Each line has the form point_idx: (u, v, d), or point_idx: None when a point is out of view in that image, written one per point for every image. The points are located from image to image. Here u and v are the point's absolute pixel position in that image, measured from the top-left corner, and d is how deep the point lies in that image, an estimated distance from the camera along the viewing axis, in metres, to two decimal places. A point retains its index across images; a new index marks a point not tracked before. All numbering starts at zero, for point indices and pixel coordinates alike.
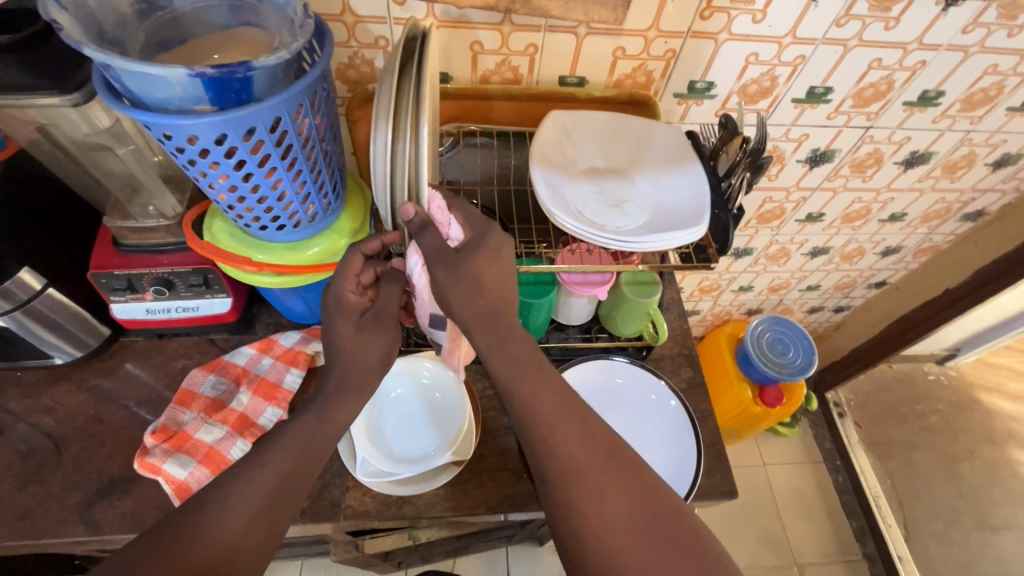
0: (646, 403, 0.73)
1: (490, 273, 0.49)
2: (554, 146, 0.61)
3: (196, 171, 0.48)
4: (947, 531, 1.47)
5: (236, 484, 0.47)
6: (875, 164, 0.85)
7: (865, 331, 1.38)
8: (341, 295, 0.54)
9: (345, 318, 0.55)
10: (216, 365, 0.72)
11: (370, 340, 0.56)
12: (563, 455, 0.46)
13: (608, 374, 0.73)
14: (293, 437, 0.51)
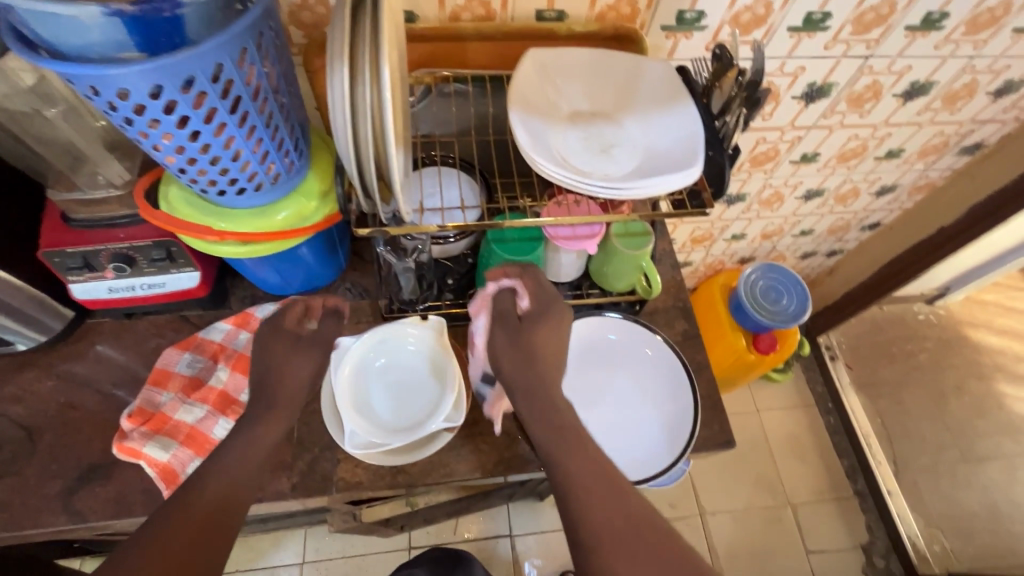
0: (640, 357, 0.71)
1: (547, 342, 0.56)
2: (535, 89, 0.56)
3: (135, 132, 0.43)
4: (934, 465, 1.51)
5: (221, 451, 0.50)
6: (873, 98, 0.80)
7: (858, 274, 1.37)
8: (278, 320, 0.59)
9: (279, 340, 0.59)
10: (191, 342, 0.68)
11: (299, 362, 0.58)
12: (579, 498, 0.45)
13: (600, 330, 0.71)
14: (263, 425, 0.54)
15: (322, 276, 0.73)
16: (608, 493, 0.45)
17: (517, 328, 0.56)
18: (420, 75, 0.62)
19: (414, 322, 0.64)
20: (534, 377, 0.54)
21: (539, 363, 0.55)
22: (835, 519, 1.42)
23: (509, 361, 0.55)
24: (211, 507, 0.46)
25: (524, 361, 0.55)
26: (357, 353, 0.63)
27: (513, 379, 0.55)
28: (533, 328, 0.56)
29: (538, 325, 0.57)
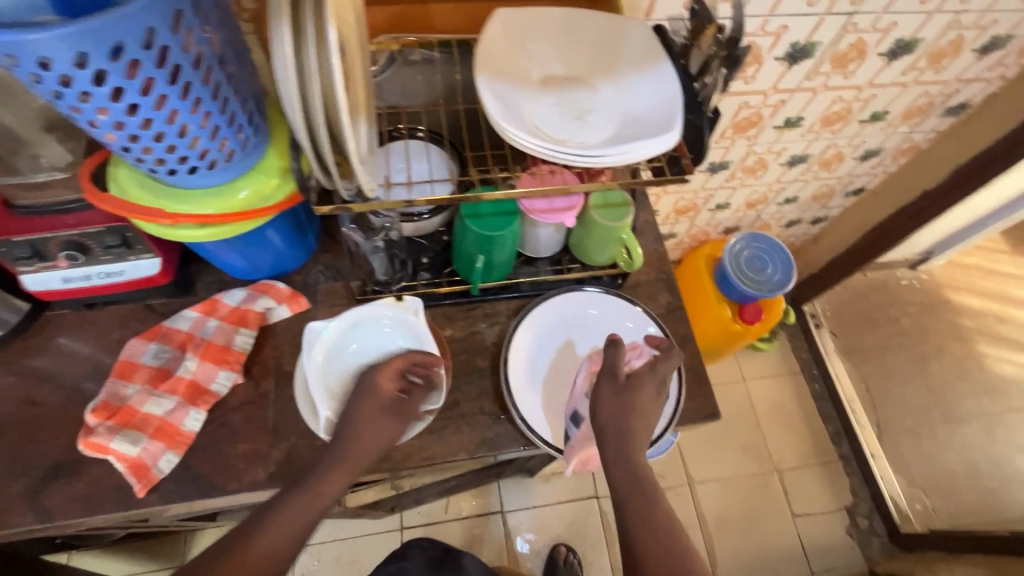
0: (622, 331, 0.69)
1: (646, 404, 0.58)
2: (505, 54, 0.53)
3: (65, 107, 0.39)
4: (917, 427, 1.54)
5: (263, 530, 0.51)
6: (857, 57, 0.78)
7: (842, 241, 1.36)
8: (376, 382, 0.58)
9: (370, 406, 0.57)
10: (156, 332, 0.65)
11: (380, 428, 0.57)
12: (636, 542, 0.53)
13: (579, 305, 0.69)
14: (307, 498, 0.54)
15: (292, 259, 0.70)
16: (658, 534, 0.53)
17: (622, 385, 0.59)
18: (383, 41, 0.59)
19: (390, 304, 0.62)
20: (626, 427, 0.57)
21: (632, 421, 0.57)
22: (821, 483, 1.45)
23: (607, 415, 0.58)
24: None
25: (621, 420, 0.57)
26: (331, 338, 0.60)
27: (607, 426, 0.57)
28: (636, 387, 0.59)
29: (642, 389, 0.59)
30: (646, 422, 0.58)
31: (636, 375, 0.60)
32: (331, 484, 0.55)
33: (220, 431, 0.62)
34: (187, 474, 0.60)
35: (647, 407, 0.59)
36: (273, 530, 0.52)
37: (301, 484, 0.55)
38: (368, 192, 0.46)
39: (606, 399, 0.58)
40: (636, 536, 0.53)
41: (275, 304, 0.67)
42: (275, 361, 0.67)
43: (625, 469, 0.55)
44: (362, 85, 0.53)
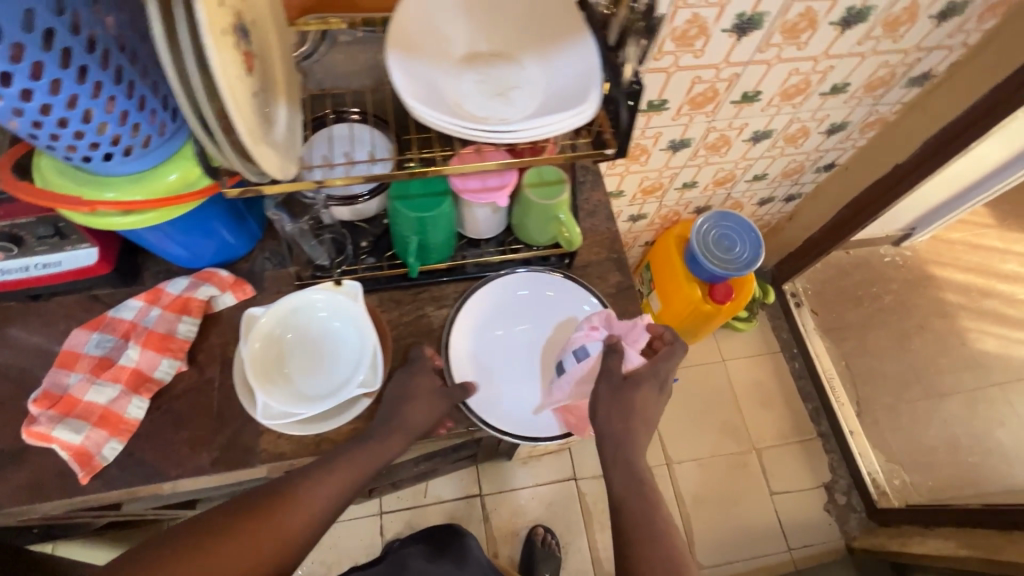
0: (550, 304, 0.70)
1: (646, 404, 0.58)
2: (423, 31, 0.52)
3: None
4: (898, 403, 1.54)
5: (313, 480, 0.53)
6: (808, 27, 0.76)
7: (817, 217, 1.35)
8: (425, 361, 0.62)
9: (423, 380, 0.60)
10: (100, 322, 0.65)
11: (428, 403, 0.59)
12: (632, 543, 0.52)
13: (507, 286, 0.69)
14: (360, 456, 0.55)
15: (237, 247, 0.70)
16: (654, 529, 0.53)
17: (620, 385, 0.58)
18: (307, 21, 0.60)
19: (330, 290, 0.62)
20: (624, 429, 0.57)
21: (634, 422, 0.57)
22: (799, 460, 1.45)
23: (606, 416, 0.58)
24: (296, 532, 0.51)
25: (625, 420, 0.57)
26: (265, 326, 0.60)
27: (605, 429, 0.58)
28: (632, 387, 0.58)
29: (638, 387, 0.58)
30: (645, 421, 0.58)
31: (635, 374, 0.59)
32: (382, 449, 0.56)
33: (165, 418, 0.63)
34: (131, 460, 0.61)
35: (646, 409, 0.58)
36: (321, 484, 0.53)
37: (354, 444, 0.57)
38: (268, 171, 0.45)
39: (606, 399, 0.58)
40: (637, 533, 0.53)
41: (218, 292, 0.67)
42: (220, 348, 0.67)
43: (624, 471, 0.56)
44: (279, 67, 0.52)
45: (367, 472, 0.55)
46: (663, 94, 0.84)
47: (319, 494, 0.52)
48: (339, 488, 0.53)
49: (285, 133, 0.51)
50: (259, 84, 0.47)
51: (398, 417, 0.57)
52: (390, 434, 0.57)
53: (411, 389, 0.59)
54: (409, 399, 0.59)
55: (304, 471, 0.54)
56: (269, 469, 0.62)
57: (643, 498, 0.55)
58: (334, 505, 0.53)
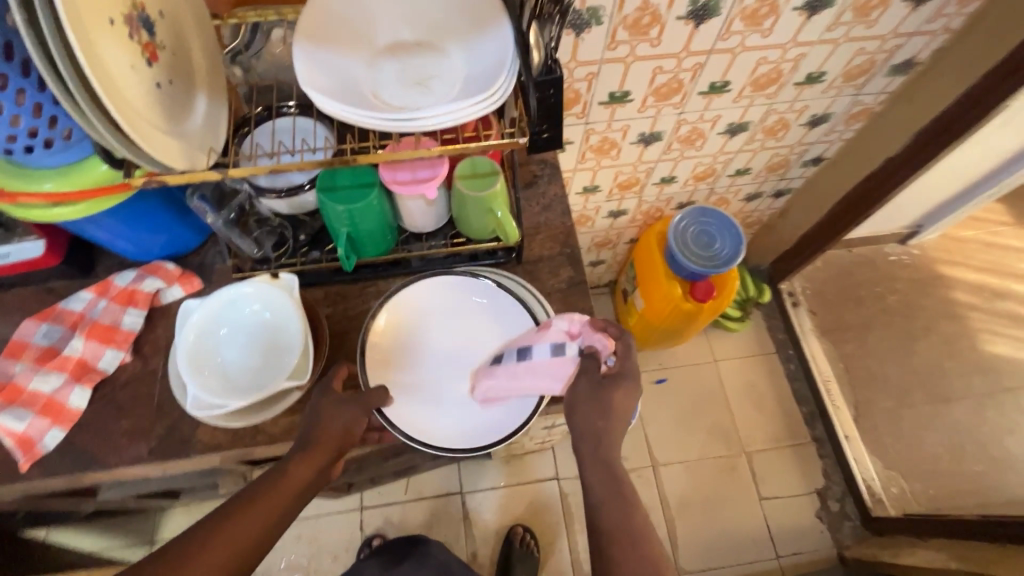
0: (467, 305, 0.67)
1: (623, 401, 0.56)
2: (340, 22, 0.52)
3: None
4: (899, 408, 1.47)
5: (232, 518, 0.49)
6: (771, 13, 0.73)
7: (810, 214, 1.30)
8: (330, 384, 0.59)
9: (332, 397, 0.57)
10: (50, 313, 0.67)
11: (338, 418, 0.56)
12: (613, 547, 0.50)
13: (420, 294, 0.66)
14: (276, 483, 0.52)
15: (187, 240, 0.71)
16: (634, 531, 0.51)
17: (598, 384, 0.56)
18: (242, 14, 0.57)
19: (264, 282, 0.62)
20: (599, 424, 0.56)
21: (612, 421, 0.55)
22: (791, 465, 1.41)
23: (584, 415, 0.56)
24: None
25: (602, 420, 0.55)
26: (200, 322, 0.62)
27: (583, 426, 0.56)
28: (612, 386, 0.56)
29: (617, 386, 0.56)
30: (621, 418, 0.56)
31: (615, 374, 0.57)
32: (296, 472, 0.53)
33: (108, 408, 0.64)
34: (73, 449, 0.62)
35: (622, 406, 0.56)
36: (238, 520, 0.49)
37: (268, 474, 0.53)
38: (149, 155, 0.44)
39: (585, 402, 0.56)
40: (611, 532, 0.51)
41: (164, 285, 0.68)
42: (165, 340, 0.68)
43: (601, 472, 0.54)
44: (198, 57, 0.52)
45: (289, 498, 0.52)
46: (623, 85, 0.82)
47: (237, 532, 0.49)
48: (260, 522, 0.50)
49: (199, 123, 0.51)
50: (164, 73, 0.47)
51: (312, 435, 0.54)
52: (306, 454, 0.53)
53: (323, 404, 0.56)
54: (322, 414, 0.55)
55: (221, 509, 0.50)
56: (205, 459, 0.63)
57: (619, 497, 0.53)
58: (257, 540, 0.49)
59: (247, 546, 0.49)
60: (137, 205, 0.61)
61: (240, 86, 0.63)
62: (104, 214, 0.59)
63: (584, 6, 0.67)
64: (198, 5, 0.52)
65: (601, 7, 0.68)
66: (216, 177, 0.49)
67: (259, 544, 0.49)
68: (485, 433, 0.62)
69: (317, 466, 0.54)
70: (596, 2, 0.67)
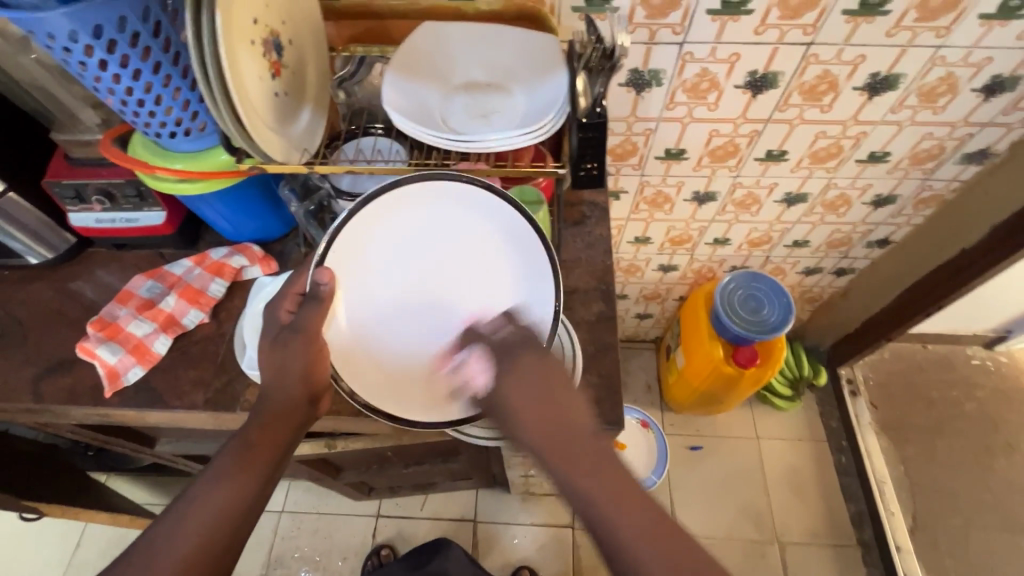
0: (468, 217, 0.63)
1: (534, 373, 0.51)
2: (427, 59, 0.63)
3: (78, 70, 0.53)
4: (966, 528, 1.32)
5: (220, 476, 0.52)
6: (830, 90, 0.77)
7: (875, 298, 1.25)
8: (276, 313, 0.59)
9: (279, 339, 0.57)
10: (156, 272, 0.80)
11: (283, 356, 0.57)
12: (602, 511, 0.46)
13: (358, 233, 0.60)
14: (261, 431, 0.56)
15: (275, 228, 0.81)
16: (612, 497, 0.46)
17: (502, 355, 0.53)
18: (353, 48, 0.71)
19: None
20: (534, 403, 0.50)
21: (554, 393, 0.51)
22: (830, 566, 1.29)
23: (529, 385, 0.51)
24: (202, 541, 0.49)
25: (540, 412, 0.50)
26: (270, 293, 0.73)
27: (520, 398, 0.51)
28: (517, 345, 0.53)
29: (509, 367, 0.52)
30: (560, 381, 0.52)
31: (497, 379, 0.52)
32: (277, 427, 0.56)
33: (181, 357, 0.74)
34: (146, 387, 0.72)
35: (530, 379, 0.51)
36: (227, 482, 0.52)
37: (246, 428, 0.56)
38: (259, 145, 0.55)
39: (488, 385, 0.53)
40: (624, 534, 0.45)
41: (248, 263, 0.79)
42: (238, 310, 0.78)
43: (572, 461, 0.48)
44: (310, 75, 0.64)
45: (274, 454, 0.55)
46: (680, 143, 0.87)
47: (226, 492, 0.51)
48: (249, 480, 0.53)
49: (300, 128, 0.62)
50: (283, 87, 0.58)
51: (275, 390, 0.57)
52: (279, 410, 0.57)
53: (279, 355, 0.57)
54: (283, 371, 0.56)
55: (218, 461, 0.53)
56: (247, 416, 0.70)
57: (587, 464, 0.48)
58: (251, 495, 0.52)
59: (240, 501, 0.52)
60: (240, 193, 0.73)
61: (339, 107, 0.72)
62: (215, 196, 0.72)
63: (646, 67, 0.73)
64: (319, 36, 0.64)
65: (662, 71, 0.74)
66: (303, 171, 0.61)
67: (251, 507, 0.52)
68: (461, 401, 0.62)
69: (296, 417, 0.57)
70: (657, 65, 0.73)
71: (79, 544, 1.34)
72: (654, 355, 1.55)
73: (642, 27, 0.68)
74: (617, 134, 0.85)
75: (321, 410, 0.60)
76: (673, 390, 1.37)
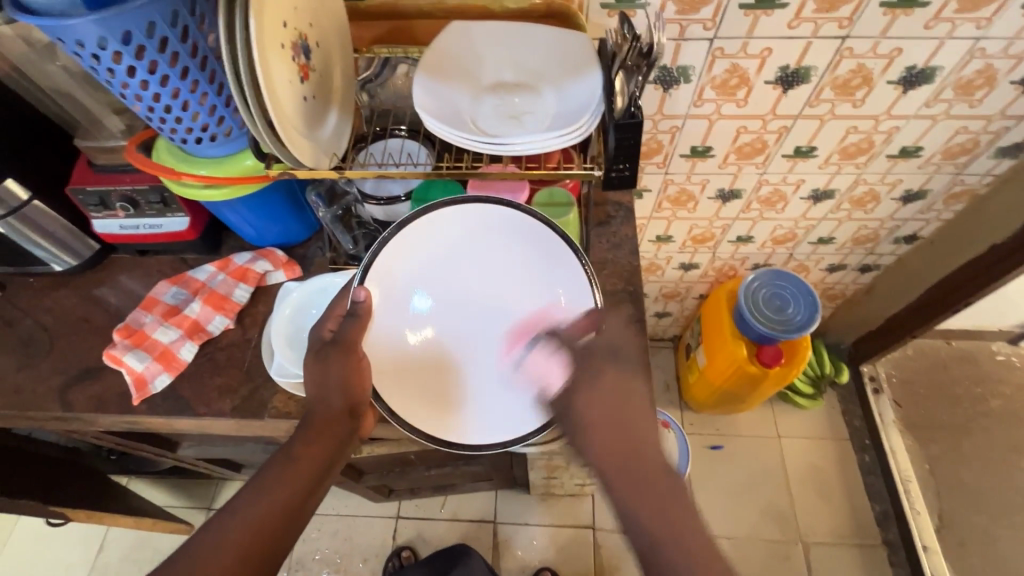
0: (503, 240, 0.65)
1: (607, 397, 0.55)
2: (455, 60, 0.62)
3: (105, 76, 0.52)
4: (994, 527, 1.30)
5: (262, 490, 0.53)
6: (864, 85, 0.75)
7: (900, 295, 1.22)
8: (319, 330, 0.61)
9: (322, 360, 0.59)
10: (180, 278, 0.80)
11: (327, 373, 0.58)
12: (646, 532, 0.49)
13: (407, 249, 0.64)
14: (307, 446, 0.57)
15: (297, 232, 0.81)
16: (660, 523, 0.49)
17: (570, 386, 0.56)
18: (377, 49, 0.69)
19: (354, 276, 0.73)
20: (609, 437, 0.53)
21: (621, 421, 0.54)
22: (854, 567, 1.27)
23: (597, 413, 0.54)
24: (239, 552, 0.50)
25: (607, 430, 0.54)
26: (297, 298, 0.72)
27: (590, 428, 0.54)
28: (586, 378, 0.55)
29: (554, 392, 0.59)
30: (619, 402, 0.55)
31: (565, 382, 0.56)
32: (320, 442, 0.57)
33: (207, 364, 0.74)
34: (173, 394, 0.72)
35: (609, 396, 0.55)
36: (268, 496, 0.53)
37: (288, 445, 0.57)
38: (289, 149, 0.54)
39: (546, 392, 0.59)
40: (663, 550, 0.48)
41: (271, 268, 0.78)
42: (262, 316, 0.78)
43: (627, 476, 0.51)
44: (336, 77, 0.63)
45: (317, 469, 0.56)
46: (706, 141, 0.85)
47: (268, 504, 0.53)
48: (291, 493, 0.54)
49: (327, 131, 0.61)
50: (311, 90, 0.57)
51: (322, 405, 0.59)
52: (322, 424, 0.58)
53: (324, 372, 0.59)
54: (325, 383, 0.58)
55: (262, 474, 0.55)
56: (274, 423, 0.70)
57: (643, 489, 0.51)
58: (292, 511, 0.53)
59: (281, 516, 0.53)
60: (264, 197, 0.72)
61: (364, 109, 0.71)
62: (239, 200, 0.71)
63: (675, 64, 0.72)
64: (344, 36, 0.63)
65: (691, 67, 0.72)
66: (333, 175, 0.61)
67: (292, 518, 0.53)
68: (499, 423, 0.60)
69: (338, 431, 0.59)
70: (687, 61, 0.71)
71: (102, 547, 1.35)
72: (672, 354, 1.54)
73: (672, 23, 0.66)
74: (643, 132, 0.83)
75: (362, 428, 0.61)
76: (693, 389, 1.36)
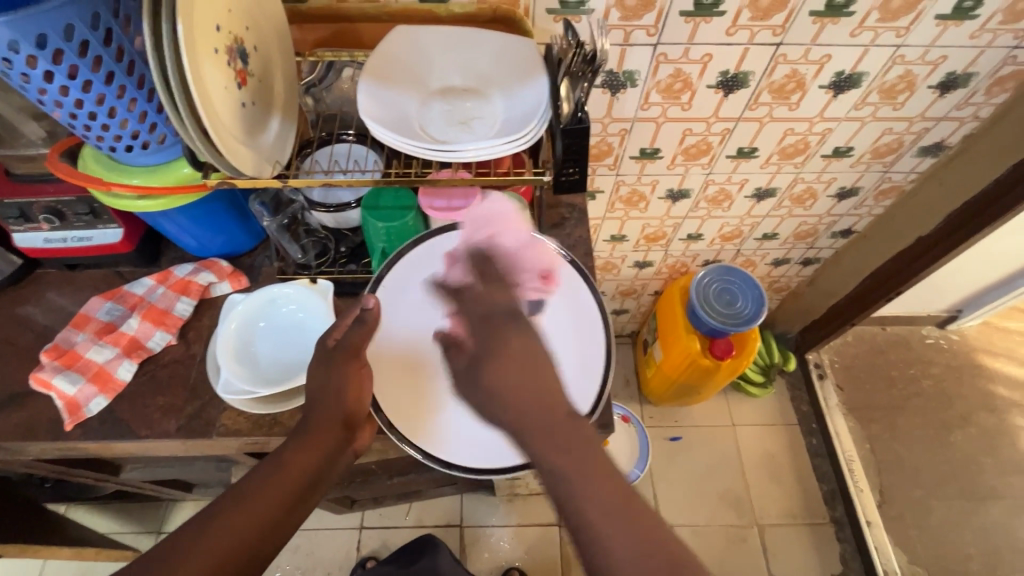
0: None
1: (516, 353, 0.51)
2: (402, 66, 0.61)
3: (19, 82, 0.48)
4: (928, 499, 1.40)
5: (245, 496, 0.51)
6: (798, 89, 0.78)
7: (837, 286, 1.29)
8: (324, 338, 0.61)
9: (325, 367, 0.59)
10: (115, 293, 0.75)
11: (328, 378, 0.58)
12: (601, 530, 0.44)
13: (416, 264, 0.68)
14: (297, 450, 0.55)
15: (243, 242, 0.78)
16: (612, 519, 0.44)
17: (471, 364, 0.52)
18: (319, 53, 0.67)
19: (305, 286, 0.70)
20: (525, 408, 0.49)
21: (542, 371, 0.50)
22: (806, 544, 1.34)
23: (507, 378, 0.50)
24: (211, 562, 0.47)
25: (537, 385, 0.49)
26: (244, 311, 0.69)
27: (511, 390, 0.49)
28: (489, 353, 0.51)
29: None
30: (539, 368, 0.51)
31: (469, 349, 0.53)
32: (308, 451, 0.56)
33: (148, 384, 0.70)
34: (112, 417, 0.68)
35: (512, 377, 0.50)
36: (250, 501, 0.51)
37: (276, 450, 0.56)
38: (228, 157, 0.52)
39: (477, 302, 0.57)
40: (603, 535, 0.44)
41: (216, 280, 0.75)
42: (208, 330, 0.74)
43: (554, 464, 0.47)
44: (278, 83, 0.61)
45: (305, 474, 0.55)
46: (654, 142, 0.87)
47: (252, 504, 0.51)
48: (275, 496, 0.52)
49: (270, 137, 0.60)
50: (249, 96, 0.55)
51: (320, 410, 0.58)
52: (316, 432, 0.57)
53: (323, 374, 0.59)
54: (326, 387, 0.58)
55: (249, 478, 0.53)
56: (224, 442, 0.67)
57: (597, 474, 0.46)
58: (276, 516, 0.51)
59: (268, 518, 0.51)
60: (203, 205, 0.69)
61: (308, 114, 0.69)
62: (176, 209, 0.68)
63: (621, 68, 0.73)
64: (284, 39, 0.61)
65: (636, 71, 0.74)
66: (276, 184, 0.58)
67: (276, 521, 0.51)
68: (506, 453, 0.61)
69: (329, 442, 0.57)
70: (632, 66, 0.73)
71: None
72: (631, 349, 1.57)
73: (616, 29, 0.68)
74: (593, 135, 0.85)
75: (355, 441, 0.60)
76: (651, 384, 1.39)
